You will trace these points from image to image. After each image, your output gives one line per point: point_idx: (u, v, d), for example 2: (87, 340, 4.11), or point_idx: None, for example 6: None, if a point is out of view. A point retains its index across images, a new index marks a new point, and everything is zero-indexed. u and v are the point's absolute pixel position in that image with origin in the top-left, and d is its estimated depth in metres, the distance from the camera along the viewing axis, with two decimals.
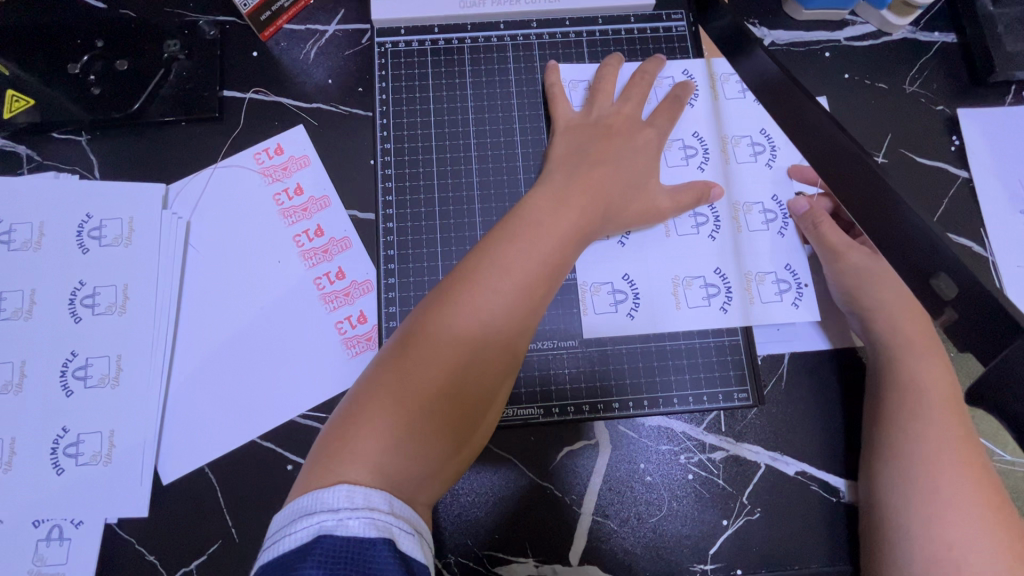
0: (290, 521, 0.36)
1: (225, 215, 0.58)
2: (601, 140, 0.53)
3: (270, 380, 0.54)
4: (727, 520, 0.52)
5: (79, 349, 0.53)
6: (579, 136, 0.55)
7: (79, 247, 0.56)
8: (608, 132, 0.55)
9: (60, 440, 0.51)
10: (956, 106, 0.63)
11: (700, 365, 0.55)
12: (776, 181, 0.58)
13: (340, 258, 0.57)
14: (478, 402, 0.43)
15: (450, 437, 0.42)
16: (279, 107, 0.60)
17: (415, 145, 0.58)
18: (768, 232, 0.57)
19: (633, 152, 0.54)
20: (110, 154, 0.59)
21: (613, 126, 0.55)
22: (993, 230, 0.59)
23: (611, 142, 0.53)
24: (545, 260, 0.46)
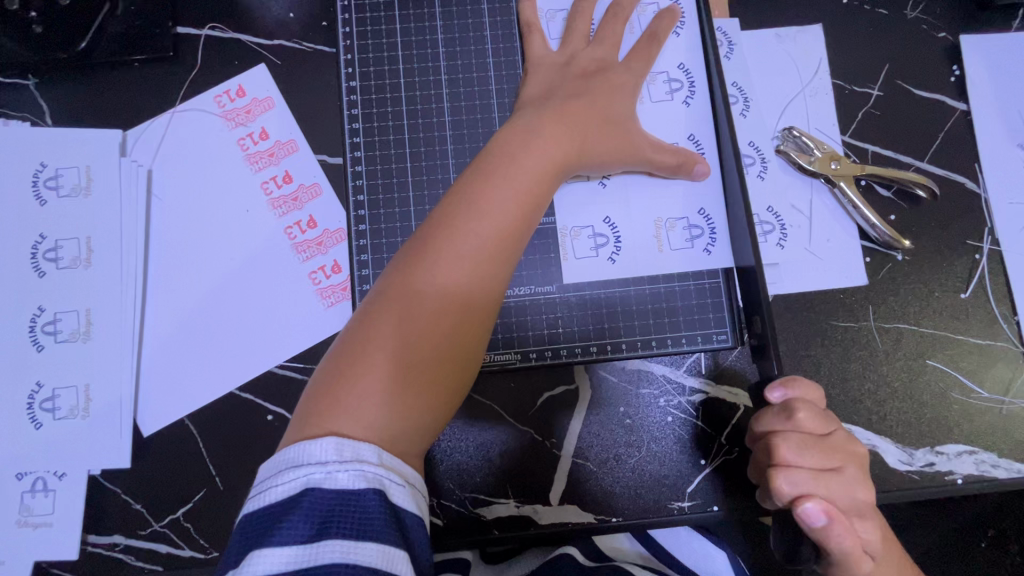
0: (276, 472, 0.37)
1: (188, 163, 0.55)
2: (578, 79, 0.51)
3: (243, 331, 0.53)
4: (706, 460, 0.53)
5: (46, 304, 0.52)
6: (557, 72, 0.52)
7: (36, 198, 0.53)
8: (586, 69, 0.52)
9: (35, 395, 0.51)
10: (958, 33, 0.59)
11: (681, 309, 0.54)
12: (754, 128, 0.58)
13: (310, 206, 0.55)
14: (467, 345, 0.43)
15: (443, 382, 0.42)
16: (238, 45, 0.56)
17: (383, 82, 0.55)
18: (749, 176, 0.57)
19: (613, 91, 0.51)
20: (61, 99, 0.56)
21: (590, 64, 0.52)
22: (988, 165, 0.57)
23: (587, 81, 0.51)
24: (520, 201, 0.45)
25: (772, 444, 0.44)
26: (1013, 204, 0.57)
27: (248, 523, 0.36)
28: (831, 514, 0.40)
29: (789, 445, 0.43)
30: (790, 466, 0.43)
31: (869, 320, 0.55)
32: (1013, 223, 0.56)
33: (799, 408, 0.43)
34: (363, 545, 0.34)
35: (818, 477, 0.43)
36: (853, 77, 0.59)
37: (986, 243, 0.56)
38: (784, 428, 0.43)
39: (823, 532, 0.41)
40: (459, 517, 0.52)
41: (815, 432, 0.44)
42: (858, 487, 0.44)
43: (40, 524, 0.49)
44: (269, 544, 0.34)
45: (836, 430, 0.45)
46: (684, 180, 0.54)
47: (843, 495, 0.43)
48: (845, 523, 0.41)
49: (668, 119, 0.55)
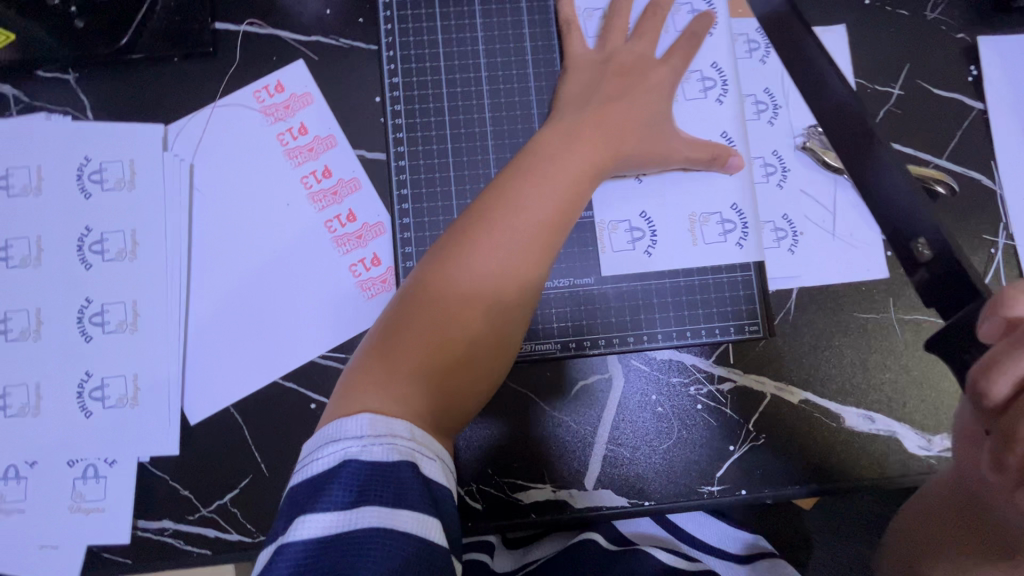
0: (317, 447, 0.39)
1: (229, 156, 0.56)
2: (616, 76, 0.53)
3: (287, 323, 0.55)
4: (734, 446, 0.55)
5: (93, 295, 0.53)
6: (594, 70, 0.53)
7: (81, 191, 0.54)
8: (623, 68, 0.53)
9: (85, 384, 0.52)
10: (977, 34, 0.61)
11: (712, 301, 0.56)
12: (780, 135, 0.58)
13: (350, 200, 0.56)
14: (496, 337, 0.45)
15: (469, 371, 0.44)
16: (277, 41, 0.57)
17: (424, 78, 0.56)
18: (768, 185, 0.57)
19: (649, 90, 0.53)
20: (102, 93, 0.56)
21: (628, 62, 0.53)
22: (1004, 163, 0.59)
23: (625, 79, 0.53)
24: (559, 200, 0.47)
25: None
26: None
27: (293, 496, 0.38)
28: None
29: None
30: None
31: (890, 311, 0.57)
32: None
33: None
34: (397, 512, 0.35)
35: None
36: (876, 75, 0.60)
37: (1001, 237, 0.59)
38: None
39: None
40: (498, 501, 0.54)
41: None
42: None
43: (92, 510, 0.51)
44: (310, 512, 0.36)
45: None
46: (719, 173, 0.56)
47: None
48: None
49: (702, 116, 0.56)
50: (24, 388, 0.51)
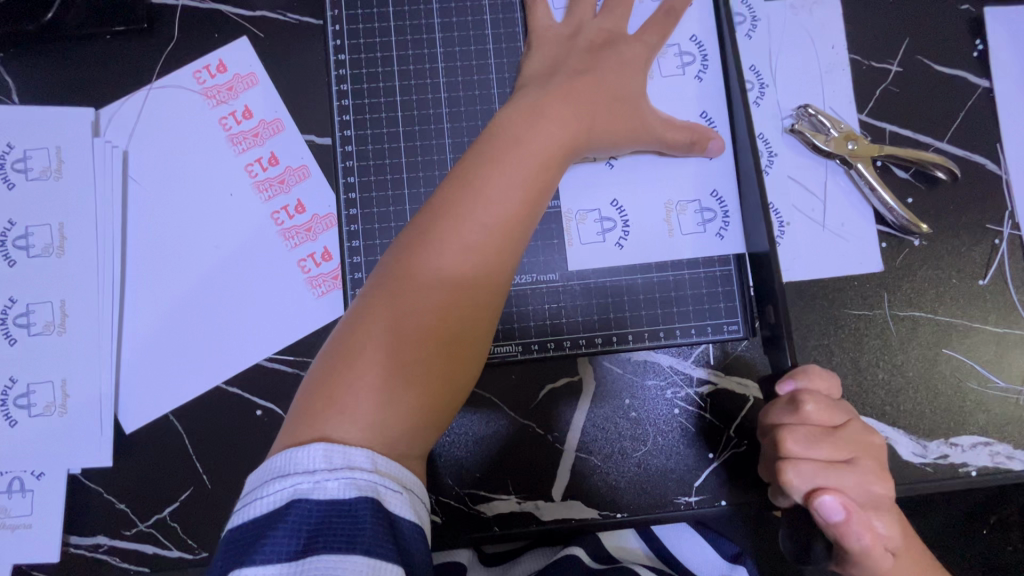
0: (262, 483, 0.35)
1: (167, 143, 0.52)
2: (583, 54, 0.48)
3: (230, 323, 0.51)
4: (715, 454, 0.51)
5: (17, 295, 0.48)
6: (559, 45, 0.49)
7: (4, 182, 0.50)
8: (592, 43, 0.49)
9: (9, 391, 0.48)
10: (983, 4, 0.56)
11: (689, 297, 0.51)
12: (766, 118, 0.54)
13: (298, 189, 0.52)
14: (469, 342, 0.41)
15: (443, 384, 0.40)
16: (218, 15, 0.53)
17: (375, 54, 0.51)
18: None
19: (620, 66, 0.48)
20: (27, 74, 0.52)
21: (596, 40, 0.49)
22: (1009, 146, 0.55)
23: (594, 57, 0.48)
24: (528, 185, 0.42)
25: (779, 438, 0.41)
26: None
27: (232, 540, 0.34)
28: (850, 508, 0.38)
29: (796, 438, 0.40)
30: (798, 458, 0.40)
31: (884, 308, 0.53)
32: None
33: (806, 399, 0.40)
34: (351, 559, 0.32)
35: (829, 474, 0.40)
36: (871, 50, 0.56)
37: (1006, 227, 0.54)
38: (791, 421, 0.41)
39: (839, 528, 0.38)
40: (459, 514, 0.50)
41: (825, 424, 0.41)
42: (874, 480, 0.41)
43: (18, 526, 0.47)
44: (251, 561, 0.33)
45: (853, 421, 0.42)
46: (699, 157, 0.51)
47: (861, 489, 0.40)
48: (863, 521, 0.38)
49: (679, 96, 0.52)
50: None
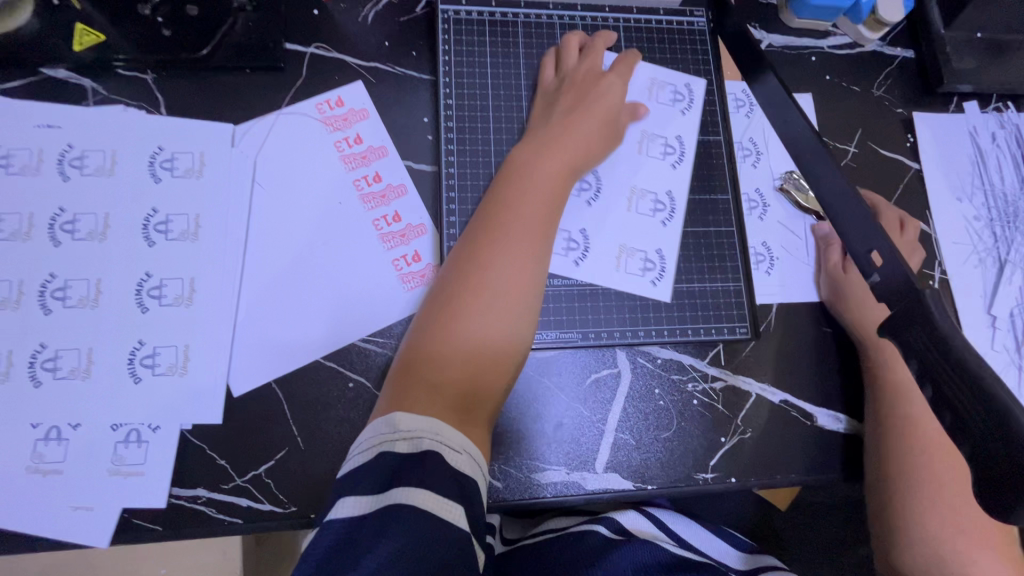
0: (358, 448, 0.47)
1: (288, 155, 0.62)
2: (571, 94, 0.63)
3: (333, 305, 0.59)
4: (725, 437, 0.62)
5: (153, 271, 0.57)
6: (555, 91, 0.64)
7: (152, 176, 0.59)
8: (579, 81, 0.63)
9: (137, 352, 0.55)
10: (912, 110, 0.76)
11: (709, 307, 0.65)
12: (760, 176, 0.70)
13: (397, 203, 0.63)
14: (502, 328, 0.52)
15: (487, 366, 0.51)
16: (341, 63, 0.66)
17: (474, 102, 0.65)
18: (751, 216, 0.69)
19: (602, 97, 0.63)
20: (176, 93, 0.63)
21: (580, 81, 0.63)
22: (935, 212, 0.73)
23: (578, 95, 0.62)
24: (539, 209, 0.56)
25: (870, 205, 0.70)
26: (956, 244, 0.72)
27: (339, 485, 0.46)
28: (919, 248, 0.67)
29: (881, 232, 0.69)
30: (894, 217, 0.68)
31: None
32: (955, 258, 0.72)
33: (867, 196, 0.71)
34: (421, 494, 0.42)
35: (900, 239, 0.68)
36: (835, 135, 0.74)
37: (937, 272, 0.71)
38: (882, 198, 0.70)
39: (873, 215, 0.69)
40: (518, 481, 0.59)
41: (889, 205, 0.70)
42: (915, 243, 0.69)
43: (131, 473, 0.52)
44: (350, 496, 0.43)
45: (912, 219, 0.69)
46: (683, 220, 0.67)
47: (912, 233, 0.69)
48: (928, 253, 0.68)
49: (653, 173, 0.67)
50: (76, 352, 0.54)
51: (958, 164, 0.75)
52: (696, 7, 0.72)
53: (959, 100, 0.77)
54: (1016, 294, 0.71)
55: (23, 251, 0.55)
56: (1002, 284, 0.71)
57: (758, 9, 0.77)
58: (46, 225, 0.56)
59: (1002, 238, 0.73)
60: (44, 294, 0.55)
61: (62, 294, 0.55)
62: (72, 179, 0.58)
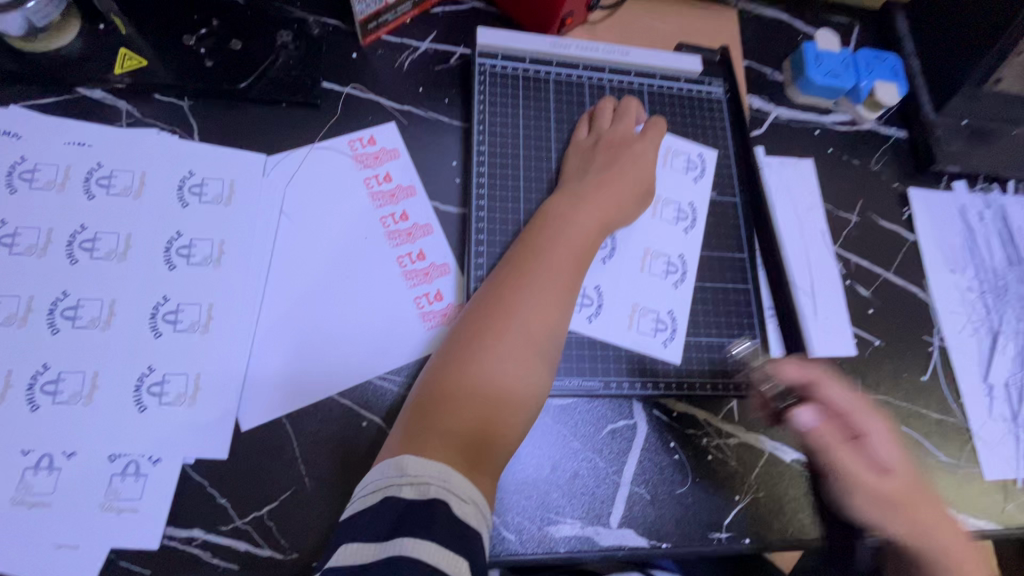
0: (365, 490, 0.45)
1: (318, 189, 0.63)
2: (603, 155, 0.65)
3: (353, 340, 0.58)
4: (739, 495, 0.62)
5: (171, 295, 0.55)
6: (587, 151, 0.66)
7: (179, 201, 0.59)
8: (611, 143, 0.66)
9: (145, 379, 0.52)
10: (907, 185, 0.82)
11: (724, 362, 0.65)
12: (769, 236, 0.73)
13: (422, 242, 0.63)
14: (525, 378, 0.51)
15: (506, 414, 0.50)
16: (376, 104, 0.68)
17: (505, 150, 0.67)
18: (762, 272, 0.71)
19: (633, 159, 0.66)
20: (209, 120, 0.63)
21: (612, 143, 0.66)
22: (932, 281, 0.77)
23: (610, 157, 0.65)
24: (568, 262, 0.57)
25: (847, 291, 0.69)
26: (953, 313, 0.76)
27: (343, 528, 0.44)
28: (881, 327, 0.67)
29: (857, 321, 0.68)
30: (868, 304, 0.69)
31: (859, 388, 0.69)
32: (953, 327, 0.75)
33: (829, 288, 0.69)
34: (427, 544, 0.39)
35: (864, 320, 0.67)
36: (838, 203, 0.78)
37: (936, 339, 0.74)
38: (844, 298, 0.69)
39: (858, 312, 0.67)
40: (531, 535, 0.56)
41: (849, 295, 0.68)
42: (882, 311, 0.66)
43: (124, 509, 0.49)
44: (355, 539, 0.41)
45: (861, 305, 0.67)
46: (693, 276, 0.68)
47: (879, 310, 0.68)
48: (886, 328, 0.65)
49: (666, 236, 0.69)
50: (80, 376, 0.51)
51: (951, 238, 0.80)
52: (713, 77, 0.77)
53: (949, 178, 0.83)
54: (1010, 363, 0.74)
55: (37, 267, 0.54)
56: (996, 353, 0.74)
57: (768, 83, 0.83)
58: (65, 242, 0.55)
59: (993, 309, 0.76)
60: (54, 313, 0.53)
61: (72, 314, 0.53)
62: (97, 198, 0.57)
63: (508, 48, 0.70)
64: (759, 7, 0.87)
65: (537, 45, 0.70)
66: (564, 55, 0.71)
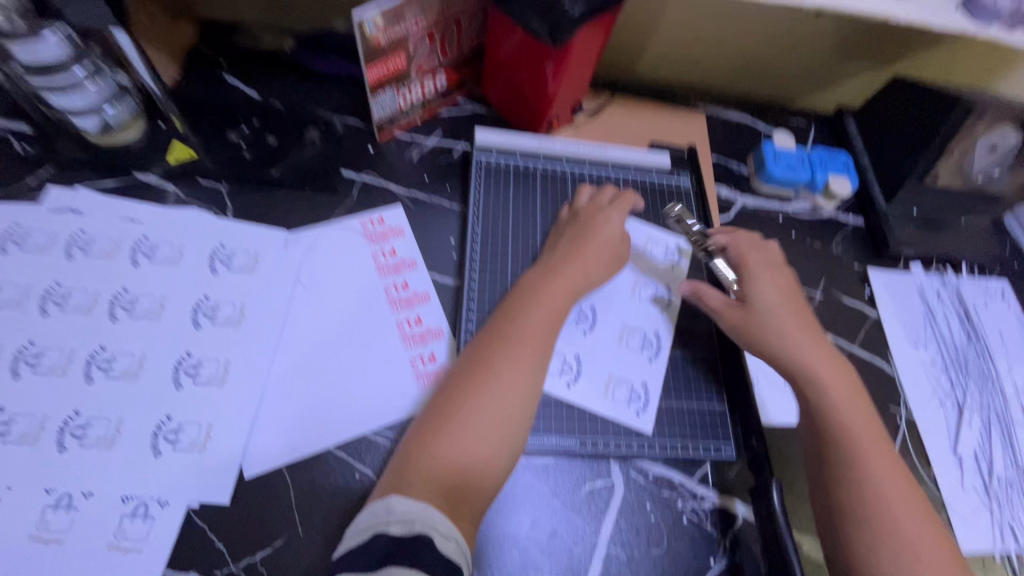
0: (355, 527, 0.50)
1: (331, 260, 0.71)
2: (577, 227, 0.74)
3: (352, 396, 0.64)
4: (714, 559, 0.63)
5: (194, 351, 0.62)
6: (564, 225, 0.75)
7: (210, 269, 0.67)
8: (585, 215, 0.75)
9: (163, 426, 0.58)
10: (867, 266, 0.89)
11: (696, 427, 0.69)
12: None
13: (420, 309, 0.71)
14: (503, 426, 0.56)
15: (485, 460, 0.55)
16: (387, 189, 0.79)
17: (497, 230, 0.77)
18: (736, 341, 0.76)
19: (602, 226, 0.74)
20: (243, 201, 0.74)
21: (585, 216, 0.75)
22: (895, 355, 0.82)
23: (584, 228, 0.74)
24: (545, 322, 0.63)
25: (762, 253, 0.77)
26: (917, 386, 0.80)
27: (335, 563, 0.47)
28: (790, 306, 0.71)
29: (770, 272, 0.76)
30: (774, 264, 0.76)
31: None
32: (919, 399, 0.79)
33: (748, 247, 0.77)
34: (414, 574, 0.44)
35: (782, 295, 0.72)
36: (803, 281, 0.86)
37: (903, 410, 0.78)
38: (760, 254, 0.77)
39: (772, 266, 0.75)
40: None
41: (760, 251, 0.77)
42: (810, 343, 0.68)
43: (130, 549, 0.53)
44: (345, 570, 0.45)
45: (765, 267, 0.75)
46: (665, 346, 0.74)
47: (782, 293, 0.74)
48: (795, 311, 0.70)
49: (641, 314, 0.75)
50: (106, 421, 0.57)
51: (912, 314, 0.86)
52: (682, 171, 0.88)
53: (906, 260, 0.90)
54: (977, 435, 0.77)
55: (82, 323, 0.61)
56: (963, 426, 0.78)
57: (734, 175, 0.93)
58: (108, 303, 0.63)
59: (956, 383, 0.81)
60: (91, 364, 0.59)
61: (107, 365, 0.60)
62: (141, 265, 0.66)
63: (502, 145, 0.82)
64: (725, 113, 1.00)
65: (526, 145, 0.83)
66: (550, 151, 0.83)
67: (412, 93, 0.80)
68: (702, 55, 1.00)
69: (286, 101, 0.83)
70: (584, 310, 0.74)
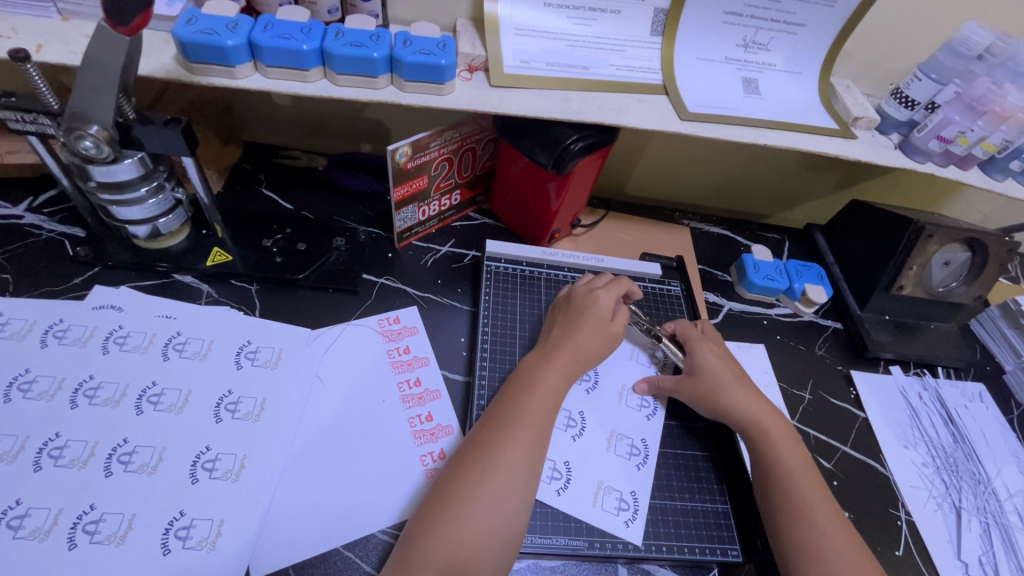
0: None
1: (349, 358, 0.76)
2: (568, 310, 0.79)
3: (362, 493, 0.65)
4: None
5: (213, 445, 0.64)
6: (561, 306, 0.80)
7: (236, 364, 0.71)
8: (574, 298, 0.80)
9: (174, 522, 0.58)
10: (850, 368, 0.95)
11: (702, 527, 0.70)
12: None
13: (431, 405, 0.74)
14: (505, 506, 0.59)
15: (488, 540, 0.57)
16: (404, 292, 0.85)
17: (506, 329, 0.82)
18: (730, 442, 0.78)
19: (591, 307, 0.78)
20: (271, 301, 0.80)
21: (574, 298, 0.80)
22: (887, 455, 0.85)
23: (575, 311, 0.78)
24: (544, 403, 0.67)
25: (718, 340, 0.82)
26: (913, 487, 0.82)
27: None
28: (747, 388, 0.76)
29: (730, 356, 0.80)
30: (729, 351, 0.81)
31: None
32: (916, 501, 0.81)
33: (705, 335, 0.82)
34: None
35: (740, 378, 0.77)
36: (791, 381, 0.91)
37: (901, 513, 0.79)
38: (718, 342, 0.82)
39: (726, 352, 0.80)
40: None
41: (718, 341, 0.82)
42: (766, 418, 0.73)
43: None
44: None
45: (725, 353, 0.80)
46: (663, 442, 0.77)
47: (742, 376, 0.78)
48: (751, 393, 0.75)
49: (630, 421, 0.78)
50: (119, 517, 0.58)
51: (897, 415, 0.90)
52: (673, 279, 0.96)
53: (886, 363, 0.97)
54: (979, 540, 0.77)
55: (108, 415, 0.64)
56: (964, 530, 0.78)
57: (720, 283, 1.02)
58: (136, 396, 0.66)
59: (950, 484, 0.83)
60: (112, 457, 0.61)
61: (127, 458, 0.61)
62: (171, 359, 0.69)
63: (509, 253, 0.90)
64: (708, 227, 1.11)
65: (532, 253, 0.91)
66: (553, 260, 0.91)
67: (430, 208, 0.90)
68: (683, 177, 1.14)
69: (317, 213, 0.93)
70: (573, 414, 0.76)
